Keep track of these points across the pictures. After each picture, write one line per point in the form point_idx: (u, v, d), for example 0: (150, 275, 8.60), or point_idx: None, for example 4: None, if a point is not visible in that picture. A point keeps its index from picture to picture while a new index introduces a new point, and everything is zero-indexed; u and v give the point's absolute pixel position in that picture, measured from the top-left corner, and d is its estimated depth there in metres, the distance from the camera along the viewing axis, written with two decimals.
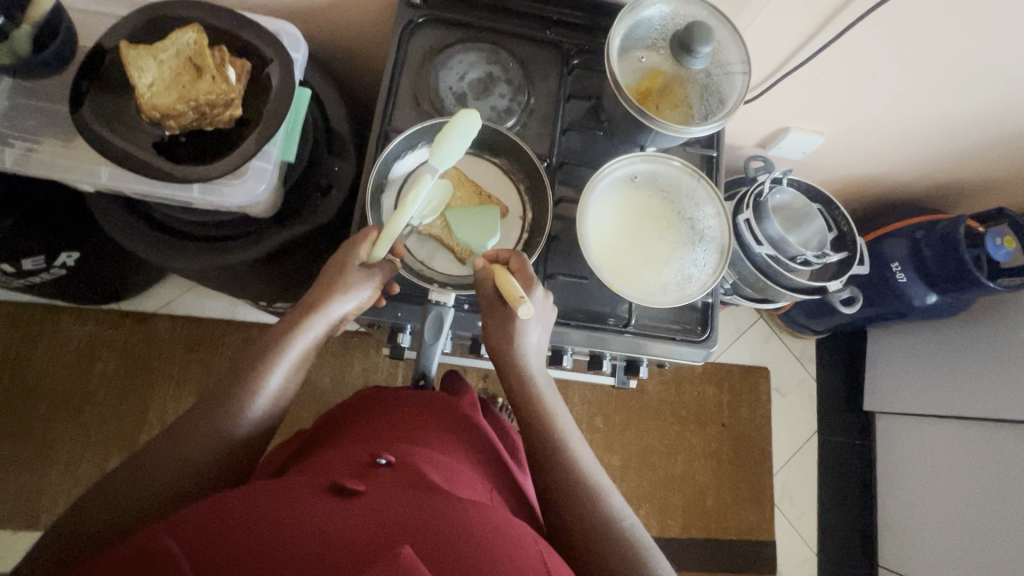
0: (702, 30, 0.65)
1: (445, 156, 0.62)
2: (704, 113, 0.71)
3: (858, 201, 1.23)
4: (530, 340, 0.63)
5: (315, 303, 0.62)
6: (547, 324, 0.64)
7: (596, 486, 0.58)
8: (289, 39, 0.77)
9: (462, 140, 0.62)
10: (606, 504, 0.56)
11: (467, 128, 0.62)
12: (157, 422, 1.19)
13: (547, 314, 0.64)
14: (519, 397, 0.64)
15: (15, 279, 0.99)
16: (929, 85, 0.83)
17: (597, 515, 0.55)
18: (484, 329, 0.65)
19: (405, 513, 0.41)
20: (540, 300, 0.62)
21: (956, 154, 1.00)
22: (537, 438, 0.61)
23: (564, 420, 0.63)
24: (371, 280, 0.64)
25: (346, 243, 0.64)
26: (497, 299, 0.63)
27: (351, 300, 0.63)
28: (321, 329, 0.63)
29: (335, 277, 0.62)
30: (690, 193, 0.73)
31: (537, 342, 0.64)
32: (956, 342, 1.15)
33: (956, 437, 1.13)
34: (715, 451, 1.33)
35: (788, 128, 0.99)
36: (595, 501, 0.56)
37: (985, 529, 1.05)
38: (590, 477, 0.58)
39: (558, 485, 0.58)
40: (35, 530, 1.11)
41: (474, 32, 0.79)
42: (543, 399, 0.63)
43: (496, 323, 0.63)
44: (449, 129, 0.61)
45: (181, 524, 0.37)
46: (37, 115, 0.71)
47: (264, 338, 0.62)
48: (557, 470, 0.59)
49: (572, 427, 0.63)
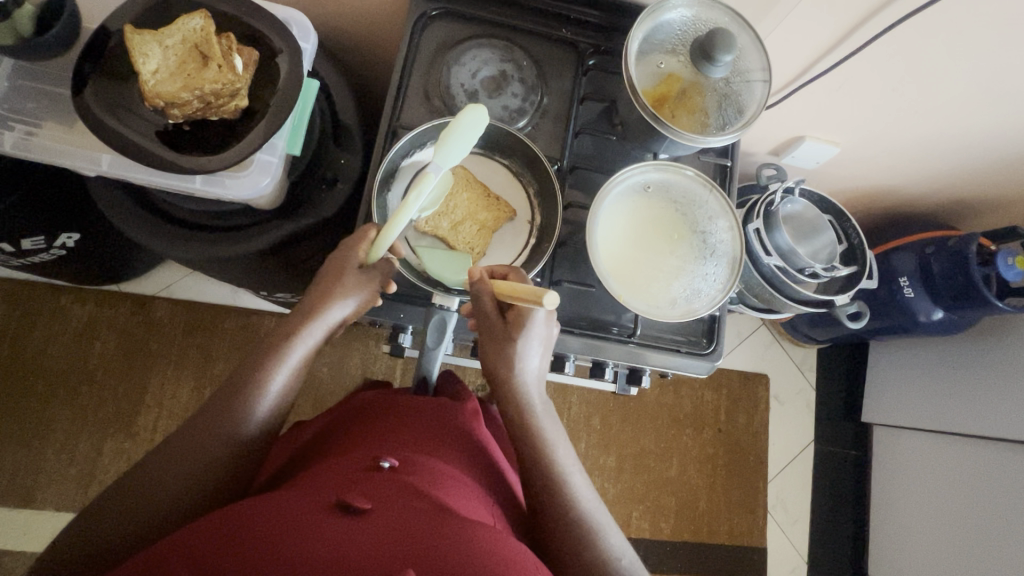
0: (724, 38, 0.63)
1: (450, 153, 0.61)
2: (722, 123, 0.69)
3: (868, 211, 1.21)
4: (528, 358, 0.63)
5: (313, 310, 0.62)
6: (547, 344, 0.63)
7: (595, 525, 0.58)
8: (298, 27, 0.75)
9: (467, 136, 0.61)
10: (605, 543, 0.57)
11: (472, 126, 0.61)
12: (154, 405, 1.19)
13: (549, 332, 0.63)
14: (511, 406, 0.64)
15: (14, 259, 0.98)
16: (951, 101, 0.82)
17: (597, 553, 0.56)
18: (483, 346, 0.64)
19: (407, 530, 0.42)
20: (542, 319, 0.61)
21: (973, 170, 0.98)
22: (533, 465, 0.61)
23: (563, 455, 0.63)
24: (367, 284, 0.64)
25: (344, 245, 0.63)
26: (496, 316, 0.62)
27: (349, 305, 0.63)
28: (319, 334, 0.63)
29: (332, 284, 0.62)
30: (702, 204, 0.72)
31: (535, 365, 0.64)
32: (960, 359, 1.14)
33: (953, 453, 1.13)
34: (710, 456, 1.34)
35: (803, 137, 0.97)
36: (593, 537, 0.57)
37: (975, 546, 1.05)
38: (590, 512, 0.59)
39: (555, 518, 0.58)
40: (32, 508, 1.11)
41: (488, 28, 0.77)
42: (535, 417, 0.63)
43: (496, 339, 0.62)
44: (455, 125, 0.60)
45: (188, 550, 0.38)
46: (38, 98, 0.69)
47: (266, 344, 0.62)
48: (556, 502, 0.59)
49: (566, 451, 0.63)
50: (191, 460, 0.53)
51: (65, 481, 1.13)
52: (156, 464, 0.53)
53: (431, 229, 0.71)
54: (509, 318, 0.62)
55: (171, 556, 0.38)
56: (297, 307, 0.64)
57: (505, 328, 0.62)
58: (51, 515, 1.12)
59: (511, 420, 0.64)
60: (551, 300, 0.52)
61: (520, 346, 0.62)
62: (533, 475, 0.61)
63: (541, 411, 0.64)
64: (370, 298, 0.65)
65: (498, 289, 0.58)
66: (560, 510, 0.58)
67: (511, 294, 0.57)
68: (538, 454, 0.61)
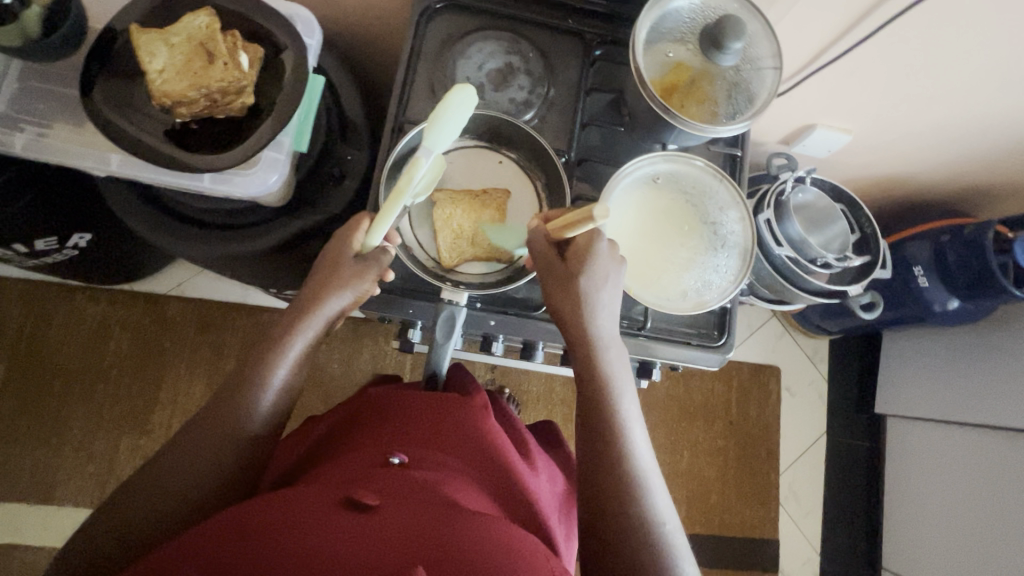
0: (733, 24, 0.62)
1: (439, 138, 0.60)
2: (731, 112, 0.68)
3: (881, 199, 1.19)
4: (599, 299, 0.61)
5: (311, 300, 0.62)
6: (616, 282, 0.61)
7: (644, 496, 0.57)
8: (303, 23, 0.75)
9: (458, 118, 0.60)
10: (652, 516, 0.56)
11: (461, 107, 0.60)
12: (169, 402, 1.20)
13: (615, 270, 0.61)
14: (585, 371, 0.62)
15: (29, 258, 0.99)
16: (968, 85, 0.80)
17: (645, 532, 0.55)
18: (545, 295, 0.63)
19: (417, 527, 0.42)
20: (606, 254, 0.61)
21: (989, 155, 0.96)
22: (593, 414, 0.61)
23: (628, 409, 0.62)
24: (365, 273, 0.63)
25: (341, 235, 0.64)
26: (555, 258, 0.61)
27: (348, 294, 0.63)
28: (318, 327, 0.63)
29: (330, 276, 0.62)
30: (713, 195, 0.71)
31: (605, 298, 0.61)
32: (975, 349, 1.13)
33: (969, 444, 1.12)
34: (722, 448, 1.33)
35: (814, 125, 0.96)
36: (637, 511, 0.56)
37: (991, 537, 1.04)
38: (644, 482, 0.58)
39: (607, 494, 0.57)
40: (51, 504, 1.13)
41: (493, 20, 0.76)
42: (608, 369, 0.62)
43: (554, 282, 0.61)
44: (441, 108, 0.58)
45: (195, 549, 0.38)
46: (47, 99, 0.70)
47: (266, 338, 0.62)
48: (607, 459, 0.58)
49: (636, 426, 0.62)
50: (197, 459, 0.53)
51: (84, 478, 1.15)
52: (163, 463, 0.53)
53: (458, 261, 0.71)
54: (570, 258, 0.61)
55: (179, 557, 0.38)
56: (296, 301, 0.63)
57: (566, 267, 0.61)
58: (70, 511, 1.13)
59: (584, 396, 0.62)
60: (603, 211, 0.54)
61: (586, 285, 0.60)
62: (593, 426, 0.60)
63: (620, 380, 0.62)
64: (369, 289, 0.64)
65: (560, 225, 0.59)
66: (605, 468, 0.58)
67: (566, 228, 0.58)
68: (599, 430, 0.60)
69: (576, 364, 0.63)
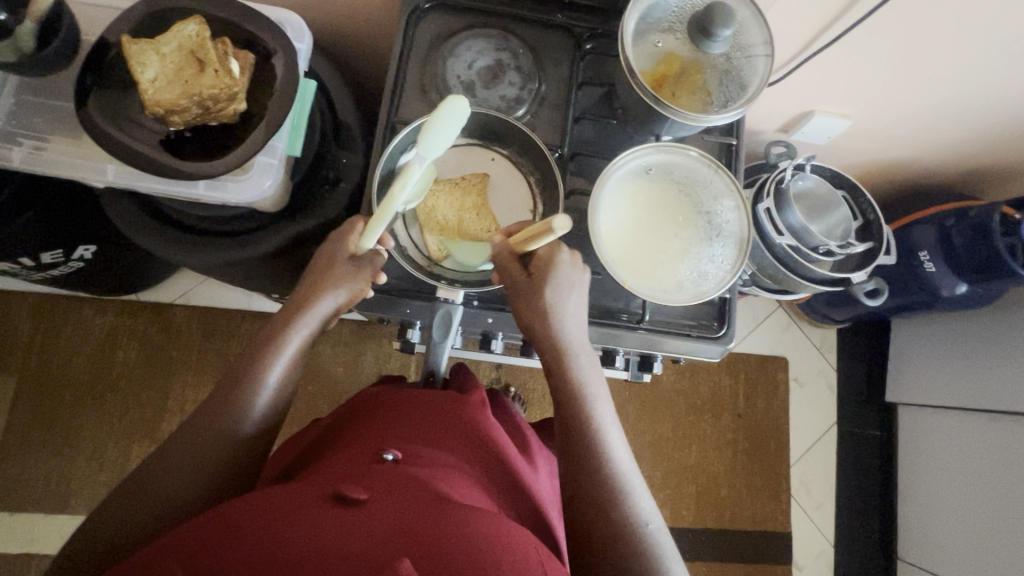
0: (722, 11, 0.62)
1: (431, 147, 0.58)
2: (724, 100, 0.67)
3: (885, 184, 1.18)
4: (564, 308, 0.62)
5: (304, 301, 0.63)
6: (577, 287, 0.63)
7: (624, 490, 0.58)
8: (293, 28, 0.75)
9: (450, 129, 0.58)
10: (632, 506, 0.57)
11: (455, 115, 0.58)
12: (177, 409, 1.21)
13: (578, 278, 0.63)
14: (553, 370, 0.63)
15: (35, 272, 1.00)
16: (968, 64, 0.78)
17: (626, 523, 0.56)
18: (513, 310, 0.64)
19: (405, 521, 0.42)
20: (567, 264, 0.63)
21: (993, 136, 0.94)
22: (570, 416, 0.61)
23: (601, 410, 0.62)
24: (360, 272, 0.63)
25: (338, 236, 0.64)
26: (520, 272, 0.62)
27: (342, 294, 0.63)
28: (312, 327, 0.63)
29: (323, 276, 0.63)
30: (707, 184, 0.70)
31: (570, 306, 0.63)
32: (987, 333, 1.10)
33: (983, 431, 1.10)
34: (731, 441, 1.32)
35: (812, 112, 0.95)
36: (618, 502, 0.56)
37: (1009, 524, 1.02)
38: (621, 475, 0.59)
39: (583, 487, 0.58)
40: (65, 514, 1.14)
41: (483, 18, 0.76)
42: (577, 368, 0.63)
43: (520, 297, 0.62)
44: (434, 118, 0.57)
45: (178, 548, 0.38)
46: (44, 113, 0.71)
47: (259, 338, 0.62)
48: (588, 462, 0.59)
49: (609, 421, 0.62)
50: (193, 459, 0.53)
51: (96, 487, 1.16)
52: (158, 464, 0.53)
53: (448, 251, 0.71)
54: (533, 272, 0.62)
55: (163, 556, 0.37)
56: (289, 301, 0.64)
57: (535, 277, 0.62)
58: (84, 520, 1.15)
59: (557, 395, 0.63)
60: (561, 222, 0.53)
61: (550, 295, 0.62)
62: (571, 427, 0.61)
63: (591, 380, 0.63)
64: (363, 290, 0.65)
65: (525, 239, 0.58)
66: (590, 467, 0.58)
67: (532, 240, 0.57)
68: (574, 429, 0.61)
69: (546, 367, 0.64)
